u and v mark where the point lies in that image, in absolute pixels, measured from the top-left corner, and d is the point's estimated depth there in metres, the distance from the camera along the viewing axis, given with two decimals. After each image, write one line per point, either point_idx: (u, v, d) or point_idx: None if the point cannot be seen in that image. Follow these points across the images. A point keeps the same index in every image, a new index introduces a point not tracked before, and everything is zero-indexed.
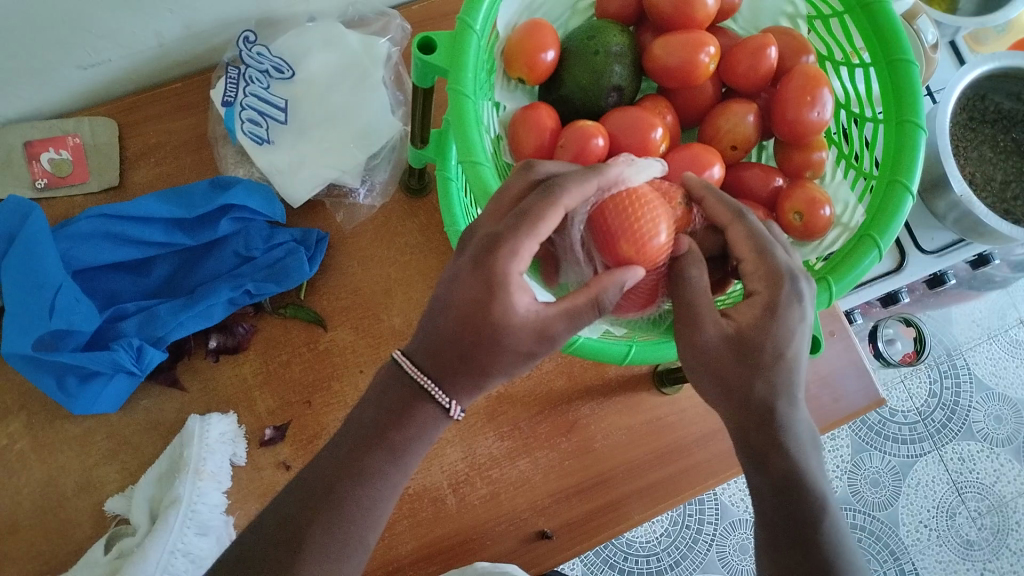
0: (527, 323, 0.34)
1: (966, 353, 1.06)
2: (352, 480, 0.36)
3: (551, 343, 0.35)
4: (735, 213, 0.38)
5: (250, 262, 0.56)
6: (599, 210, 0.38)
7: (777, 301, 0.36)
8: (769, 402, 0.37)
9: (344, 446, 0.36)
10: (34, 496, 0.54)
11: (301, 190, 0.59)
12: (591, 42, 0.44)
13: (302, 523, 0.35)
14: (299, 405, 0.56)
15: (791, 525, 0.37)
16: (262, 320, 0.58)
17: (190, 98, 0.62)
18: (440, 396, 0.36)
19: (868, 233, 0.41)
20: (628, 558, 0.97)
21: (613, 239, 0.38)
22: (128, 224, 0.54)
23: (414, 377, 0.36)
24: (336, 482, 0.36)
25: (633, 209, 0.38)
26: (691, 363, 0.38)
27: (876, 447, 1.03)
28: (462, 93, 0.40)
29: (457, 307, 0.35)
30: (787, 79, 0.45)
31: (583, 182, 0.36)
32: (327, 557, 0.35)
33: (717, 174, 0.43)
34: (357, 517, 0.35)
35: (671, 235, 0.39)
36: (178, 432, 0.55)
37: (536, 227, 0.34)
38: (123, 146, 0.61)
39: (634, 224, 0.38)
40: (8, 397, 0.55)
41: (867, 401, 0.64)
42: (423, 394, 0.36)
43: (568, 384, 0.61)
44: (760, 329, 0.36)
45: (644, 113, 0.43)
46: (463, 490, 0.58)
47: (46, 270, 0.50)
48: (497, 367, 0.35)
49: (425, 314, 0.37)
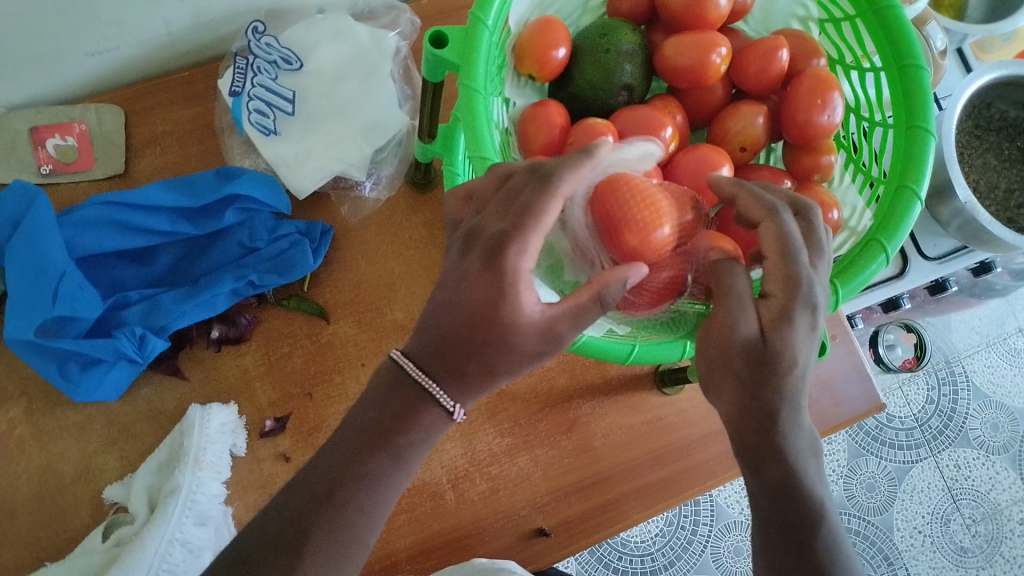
0: (534, 323, 0.34)
1: (964, 360, 1.06)
2: (354, 484, 0.35)
3: (557, 343, 0.35)
4: (769, 210, 0.37)
5: (254, 253, 0.56)
6: (601, 200, 0.38)
7: (792, 309, 0.36)
8: (776, 408, 0.36)
9: (344, 447, 0.36)
10: (33, 482, 0.54)
11: (305, 184, 0.59)
12: (602, 41, 0.44)
13: (304, 528, 0.35)
14: (300, 397, 0.57)
15: (789, 529, 0.38)
16: (264, 312, 0.58)
17: (197, 86, 0.62)
18: (444, 399, 0.36)
19: (876, 238, 0.41)
20: (622, 557, 0.97)
21: (616, 230, 0.38)
22: (134, 211, 0.53)
23: (417, 379, 0.36)
24: (336, 480, 0.36)
25: (638, 200, 0.38)
26: (705, 364, 0.38)
27: (872, 452, 1.03)
28: (475, 88, 0.40)
29: (465, 308, 0.35)
30: (798, 82, 0.45)
31: (580, 170, 0.35)
32: (326, 557, 0.35)
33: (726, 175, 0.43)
34: (359, 520, 0.35)
35: (672, 230, 0.39)
36: (178, 422, 0.55)
37: (541, 222, 0.34)
38: (129, 134, 0.61)
39: (635, 210, 0.38)
40: (8, 382, 0.55)
41: (867, 405, 0.64)
42: (427, 397, 0.36)
43: (569, 382, 0.61)
44: (773, 335, 0.36)
45: (654, 112, 0.43)
46: (462, 486, 0.58)
47: (51, 256, 0.50)
48: (502, 367, 0.35)
49: (428, 313, 0.36)
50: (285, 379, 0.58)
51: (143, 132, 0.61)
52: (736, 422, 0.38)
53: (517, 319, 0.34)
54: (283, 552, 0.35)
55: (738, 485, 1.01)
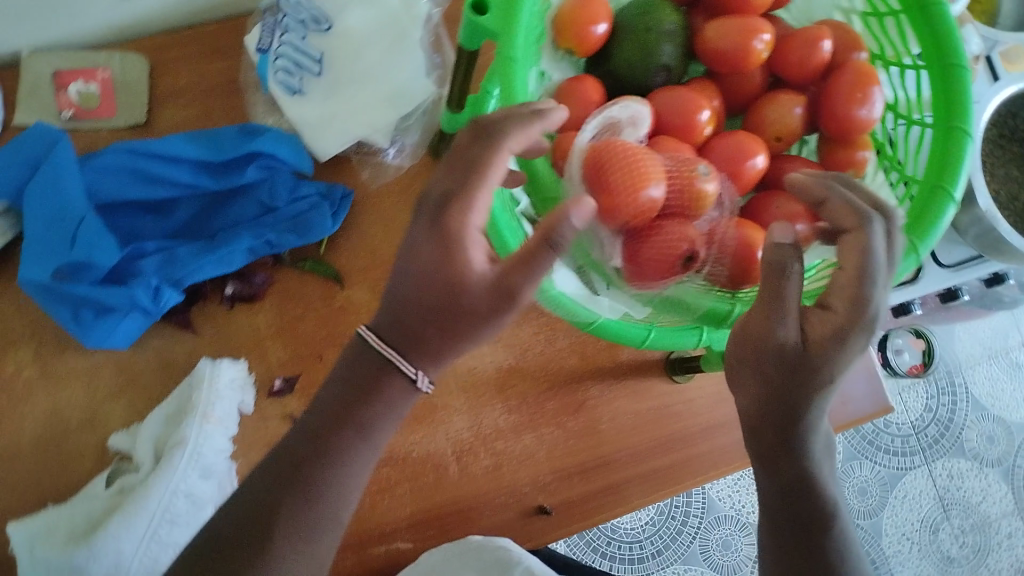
0: (480, 279, 0.36)
1: (965, 371, 1.06)
2: (320, 457, 0.37)
3: (512, 299, 0.35)
4: (859, 218, 0.36)
5: (273, 212, 0.55)
6: (592, 163, 0.39)
7: (852, 330, 0.35)
8: (800, 414, 0.36)
9: (314, 422, 0.38)
10: (39, 426, 0.53)
11: (328, 150, 0.57)
12: (644, 19, 0.43)
13: (275, 500, 0.37)
14: (310, 359, 0.57)
15: (799, 526, 0.38)
16: (278, 272, 0.58)
17: (225, 40, 0.61)
18: (406, 367, 0.37)
19: (907, 238, 0.41)
20: (611, 543, 0.98)
21: (607, 191, 0.38)
22: (155, 162, 0.53)
23: (380, 351, 0.37)
24: (310, 455, 0.37)
25: (625, 160, 0.38)
26: (739, 362, 0.37)
27: (867, 456, 1.03)
28: (512, 58, 0.40)
29: (415, 271, 0.36)
30: (839, 75, 0.44)
31: (527, 126, 0.37)
32: (295, 532, 0.36)
33: (760, 164, 0.43)
34: (326, 494, 0.37)
35: (662, 190, 0.38)
36: (187, 375, 0.55)
37: (484, 175, 0.36)
38: (152, 84, 0.60)
39: (621, 169, 0.38)
40: (19, 324, 0.55)
41: (875, 408, 0.64)
42: (391, 367, 0.37)
43: (579, 364, 0.61)
44: (824, 348, 0.35)
45: (691, 94, 0.43)
46: (467, 459, 0.58)
47: (70, 201, 0.49)
48: (467, 335, 0.36)
49: (390, 289, 0.38)
50: (296, 342, 0.57)
51: (167, 82, 0.60)
52: (754, 420, 0.38)
53: (471, 282, 0.36)
54: (257, 525, 0.36)
55: (731, 479, 1.01)
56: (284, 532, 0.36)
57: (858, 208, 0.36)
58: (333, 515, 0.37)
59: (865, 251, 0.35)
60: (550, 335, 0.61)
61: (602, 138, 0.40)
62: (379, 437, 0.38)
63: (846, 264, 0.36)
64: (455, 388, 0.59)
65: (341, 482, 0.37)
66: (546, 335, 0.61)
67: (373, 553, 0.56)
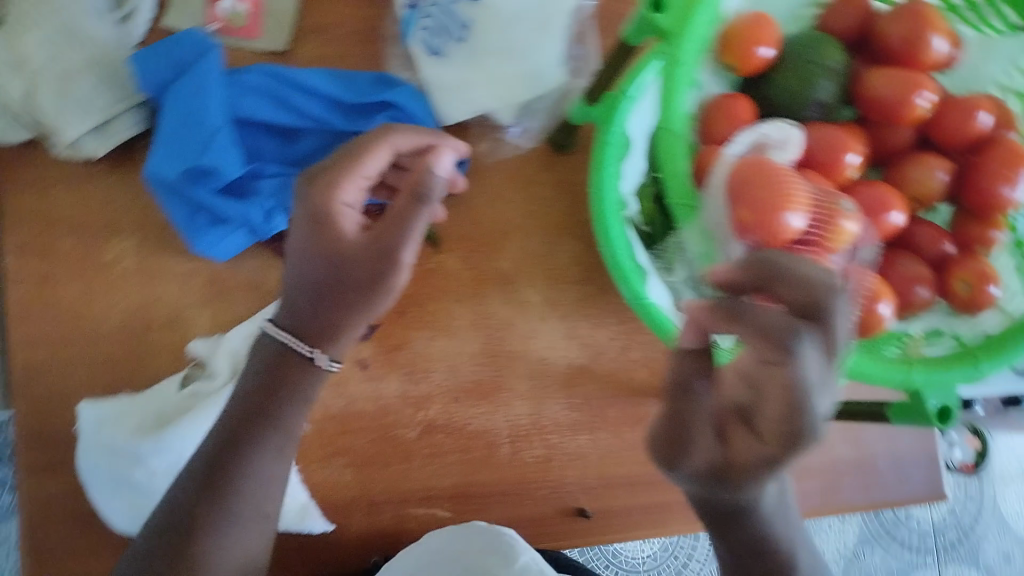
0: (339, 238, 0.47)
1: (996, 482, 1.04)
2: (260, 433, 0.48)
3: (383, 256, 0.47)
4: (788, 326, 0.32)
5: (389, 164, 0.54)
6: (742, 180, 0.39)
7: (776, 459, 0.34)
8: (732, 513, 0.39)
9: (236, 416, 0.48)
10: (124, 315, 0.55)
11: (450, 119, 0.55)
12: (808, 51, 0.43)
13: (217, 476, 0.47)
14: (392, 313, 0.58)
15: None
16: (380, 222, 0.59)
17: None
18: (303, 348, 0.48)
19: None
20: (609, 566, 0.97)
21: (750, 209, 0.38)
22: (292, 90, 0.52)
23: (285, 340, 0.48)
24: (221, 456, 0.47)
25: (772, 185, 0.38)
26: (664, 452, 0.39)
27: (881, 545, 1.01)
28: (682, 62, 0.39)
29: (336, 251, 0.47)
30: (988, 150, 0.44)
31: (415, 134, 0.50)
32: (219, 514, 0.46)
33: (897, 221, 0.43)
34: (245, 486, 0.47)
35: (803, 223, 0.38)
36: (276, 300, 0.56)
37: (360, 164, 0.49)
38: (299, 18, 0.57)
39: (770, 186, 0.38)
40: (123, 214, 0.55)
41: (930, 493, 0.63)
42: (292, 350, 0.48)
43: (650, 379, 0.60)
44: (737, 463, 0.36)
45: (842, 134, 0.43)
46: (520, 444, 0.58)
47: (210, 108, 0.49)
48: (348, 295, 0.47)
49: (295, 274, 0.48)
50: None
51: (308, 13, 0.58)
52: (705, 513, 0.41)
53: (359, 258, 0.47)
54: (183, 524, 0.46)
55: None
56: (203, 531, 0.46)
57: (792, 317, 0.32)
58: (256, 508, 0.48)
59: (795, 395, 0.32)
60: (627, 345, 0.60)
61: (753, 156, 0.41)
62: (285, 421, 0.49)
63: (777, 392, 0.33)
64: (524, 373, 0.59)
65: (248, 478, 0.47)
66: (622, 342, 0.60)
67: (411, 513, 0.57)
